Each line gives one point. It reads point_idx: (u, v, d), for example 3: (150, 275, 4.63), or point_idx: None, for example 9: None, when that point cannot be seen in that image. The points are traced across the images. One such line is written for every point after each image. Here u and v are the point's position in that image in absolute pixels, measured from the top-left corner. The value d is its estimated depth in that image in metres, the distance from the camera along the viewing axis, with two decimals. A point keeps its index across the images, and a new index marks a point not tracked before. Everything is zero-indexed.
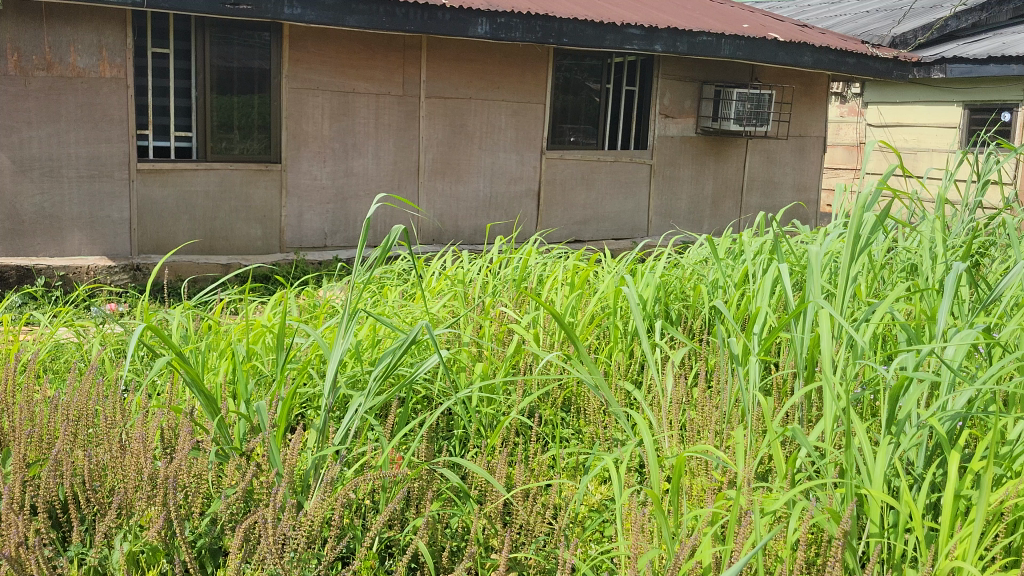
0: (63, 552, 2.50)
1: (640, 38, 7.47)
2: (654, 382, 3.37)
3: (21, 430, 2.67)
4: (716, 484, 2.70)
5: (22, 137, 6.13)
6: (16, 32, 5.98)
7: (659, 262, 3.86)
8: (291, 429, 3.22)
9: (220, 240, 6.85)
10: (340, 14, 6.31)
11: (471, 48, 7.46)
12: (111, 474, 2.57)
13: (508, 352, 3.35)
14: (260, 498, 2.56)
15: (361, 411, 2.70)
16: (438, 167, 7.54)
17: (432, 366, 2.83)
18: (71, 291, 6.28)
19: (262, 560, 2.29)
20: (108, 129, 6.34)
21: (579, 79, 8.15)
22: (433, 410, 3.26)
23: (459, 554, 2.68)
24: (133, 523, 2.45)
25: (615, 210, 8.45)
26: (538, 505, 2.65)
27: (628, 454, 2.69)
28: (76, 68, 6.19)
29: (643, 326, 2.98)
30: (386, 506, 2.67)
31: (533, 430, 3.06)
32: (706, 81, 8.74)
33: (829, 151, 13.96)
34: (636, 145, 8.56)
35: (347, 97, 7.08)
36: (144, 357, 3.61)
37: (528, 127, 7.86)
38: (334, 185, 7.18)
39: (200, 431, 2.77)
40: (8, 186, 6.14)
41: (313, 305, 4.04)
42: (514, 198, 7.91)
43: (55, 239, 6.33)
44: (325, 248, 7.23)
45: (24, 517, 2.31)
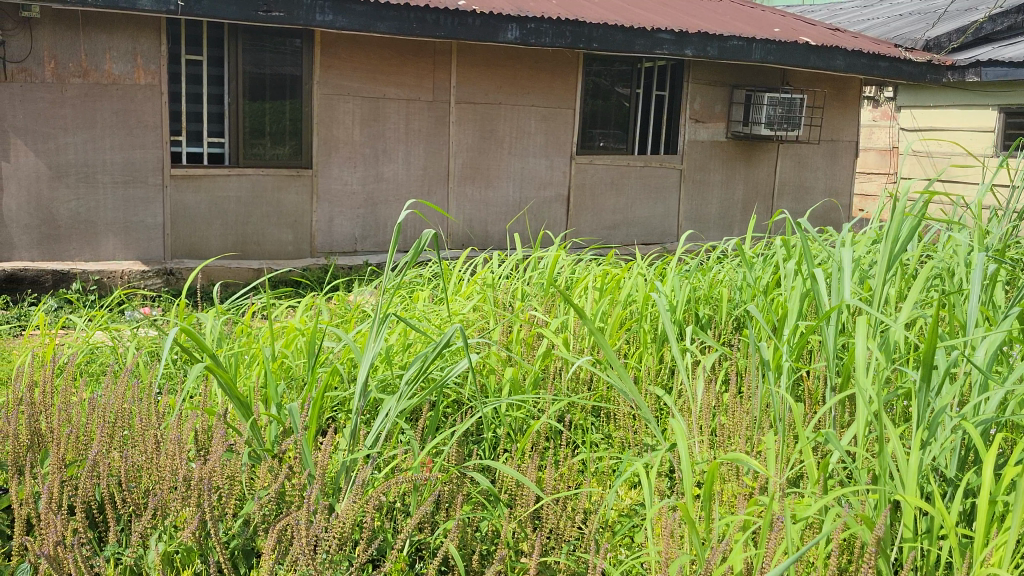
0: (99, 551, 2.54)
1: (671, 42, 7.45)
2: (684, 387, 3.37)
3: (60, 432, 2.72)
4: (748, 489, 2.69)
5: (59, 143, 6.23)
6: (53, 40, 6.08)
7: (690, 266, 3.86)
8: (323, 432, 3.23)
9: (252, 244, 6.92)
10: (371, 21, 6.35)
11: (501, 53, 7.49)
12: (146, 474, 2.61)
13: (538, 356, 3.36)
14: (292, 500, 2.58)
15: (394, 413, 2.73)
16: (468, 172, 7.56)
17: (462, 369, 2.86)
18: (106, 295, 6.37)
19: (296, 561, 2.31)
20: (142, 135, 6.42)
21: (609, 84, 8.14)
22: (462, 414, 3.28)
23: (489, 558, 2.69)
24: (167, 523, 2.48)
25: (645, 215, 8.44)
26: (568, 510, 2.66)
27: (658, 459, 2.69)
28: (111, 75, 6.27)
29: (673, 331, 2.97)
30: (418, 509, 2.69)
31: (563, 434, 3.07)
32: (737, 85, 8.70)
33: (861, 156, 13.84)
34: (666, 149, 8.53)
35: (378, 102, 7.13)
36: (177, 361, 3.65)
37: (558, 132, 7.87)
38: (365, 190, 7.22)
39: (233, 433, 2.80)
40: (45, 191, 6.24)
41: (344, 309, 4.05)
42: (544, 203, 7.92)
43: (90, 244, 6.42)
44: (355, 253, 7.27)
45: (63, 517, 2.35)
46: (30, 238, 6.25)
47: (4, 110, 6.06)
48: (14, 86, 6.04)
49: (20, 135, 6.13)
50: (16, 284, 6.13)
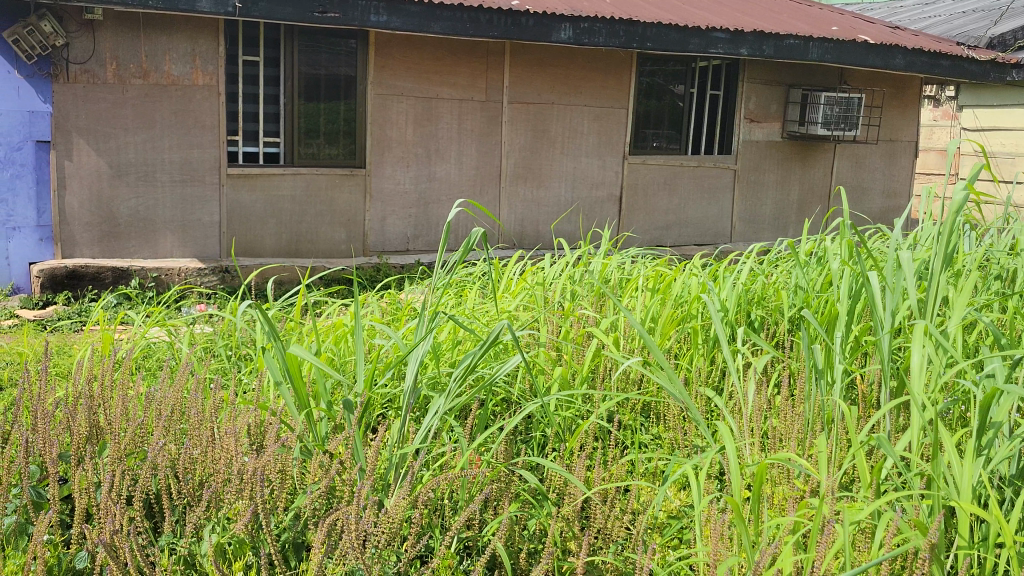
0: (156, 541, 2.60)
1: (726, 41, 7.39)
2: (735, 388, 3.34)
3: (119, 424, 2.77)
4: (799, 492, 2.66)
5: (120, 142, 6.35)
6: (115, 42, 6.21)
7: (742, 267, 3.82)
8: (373, 428, 3.26)
9: (306, 243, 7.01)
10: (425, 21, 6.39)
11: (555, 53, 7.49)
12: (202, 467, 2.65)
13: (587, 356, 3.35)
14: (342, 495, 2.60)
15: (442, 411, 2.75)
16: (520, 172, 7.57)
17: (512, 367, 2.86)
18: (164, 292, 6.50)
19: (344, 555, 2.35)
20: (200, 135, 6.53)
21: (662, 84, 8.09)
22: (511, 412, 3.29)
23: (536, 556, 2.69)
24: (222, 514, 2.54)
25: (698, 215, 8.38)
26: (616, 510, 2.66)
27: (707, 460, 2.68)
28: (170, 76, 6.39)
29: (724, 333, 2.95)
30: (466, 506, 2.71)
31: (613, 434, 3.05)
32: (794, 84, 8.59)
33: (921, 156, 13.60)
34: (720, 150, 8.47)
35: (430, 102, 7.17)
36: (232, 358, 3.71)
37: (611, 132, 7.84)
38: (417, 190, 7.27)
39: (285, 428, 2.85)
40: (106, 189, 6.37)
41: (395, 307, 4.07)
42: (596, 204, 7.90)
43: (149, 242, 6.54)
44: (407, 252, 7.32)
45: (121, 507, 2.40)
46: (91, 236, 6.39)
47: (67, 111, 6.20)
48: (77, 87, 6.18)
49: (82, 135, 6.26)
50: (77, 279, 6.28)
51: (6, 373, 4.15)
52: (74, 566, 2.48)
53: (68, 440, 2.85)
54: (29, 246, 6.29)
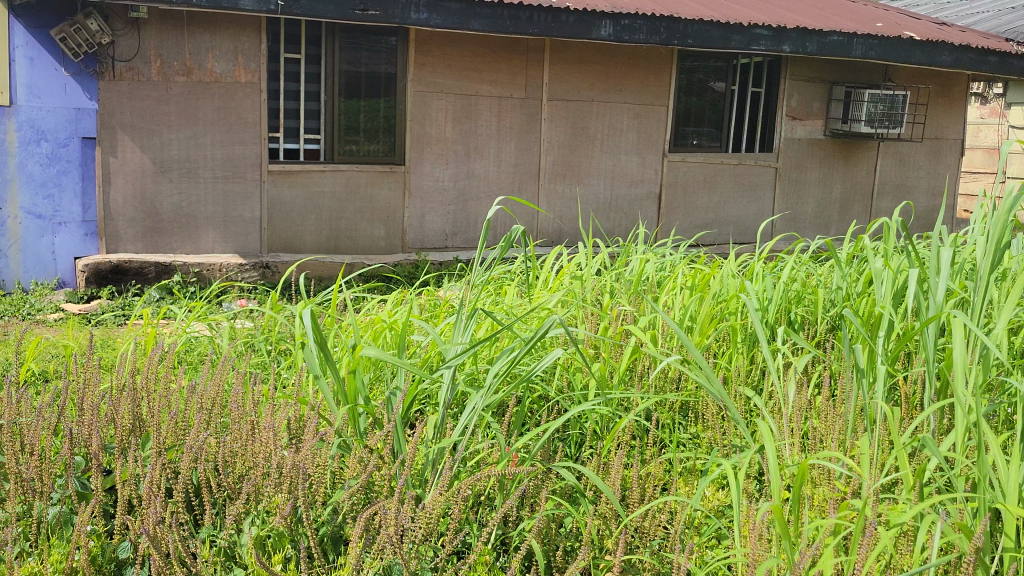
0: (197, 533, 2.63)
1: (768, 38, 7.33)
2: (775, 388, 3.30)
3: (161, 417, 2.80)
4: (841, 494, 2.63)
5: (163, 139, 6.43)
6: (159, 39, 6.28)
7: (782, 266, 3.78)
8: (410, 423, 3.27)
9: (346, 239, 7.04)
10: (465, 18, 6.39)
11: (594, 50, 7.46)
12: (242, 461, 2.67)
13: (625, 353, 3.33)
14: (380, 490, 2.61)
15: (479, 407, 2.75)
16: (559, 170, 7.56)
17: (551, 364, 2.85)
18: (205, 287, 6.58)
19: (383, 550, 2.36)
20: (242, 132, 6.60)
21: (702, 80, 8.04)
22: (549, 409, 3.28)
23: (573, 555, 2.69)
24: (261, 508, 2.56)
25: (738, 214, 8.32)
26: (653, 509, 2.64)
27: (747, 460, 2.65)
28: (213, 73, 6.46)
29: (764, 332, 2.91)
30: (504, 502, 2.72)
31: (651, 432, 3.04)
32: (837, 81, 8.49)
33: (967, 155, 13.39)
34: (761, 148, 8.40)
35: (470, 100, 7.18)
36: (272, 353, 3.74)
37: (651, 129, 7.80)
38: (456, 186, 7.29)
39: (324, 423, 2.86)
40: (149, 185, 6.45)
41: (433, 304, 4.08)
42: (635, 201, 7.87)
43: (191, 238, 6.61)
44: (445, 249, 7.34)
45: (164, 499, 2.43)
46: (135, 231, 6.47)
47: (112, 108, 6.28)
48: (122, 84, 6.27)
49: (127, 131, 6.34)
50: (121, 275, 6.37)
51: (53, 364, 4.23)
52: (117, 556, 2.52)
53: (112, 432, 2.88)
54: (75, 241, 6.40)
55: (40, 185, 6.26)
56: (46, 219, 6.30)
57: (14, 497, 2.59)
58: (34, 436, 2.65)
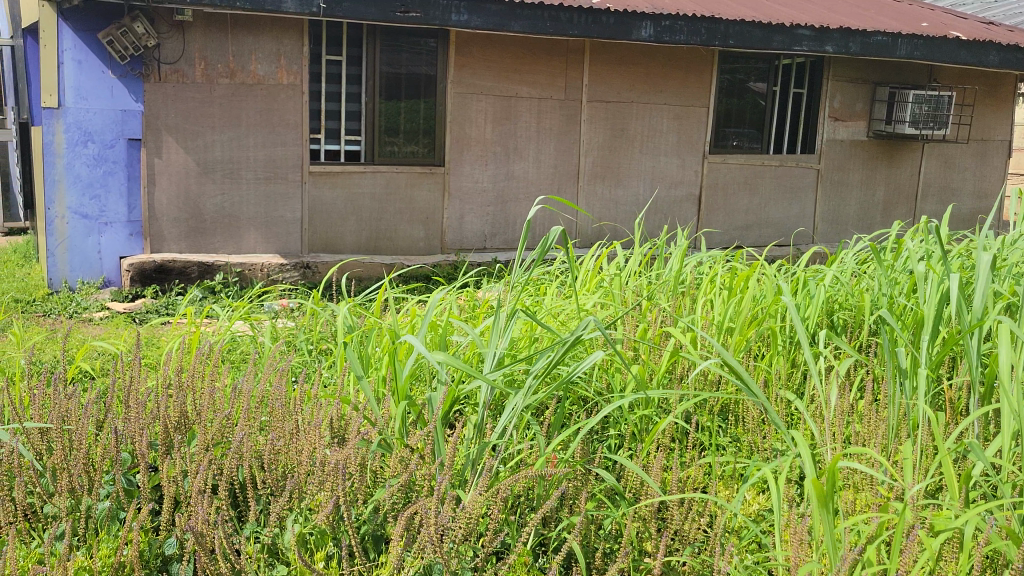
0: (241, 529, 2.67)
1: (811, 38, 7.27)
2: (817, 392, 3.27)
3: (207, 415, 2.84)
4: (884, 498, 2.61)
5: (207, 140, 6.51)
6: (204, 42, 6.37)
7: (823, 269, 3.74)
8: (450, 424, 3.28)
9: (385, 240, 7.09)
10: (505, 20, 6.40)
11: (635, 51, 7.44)
12: (284, 459, 2.70)
13: (665, 355, 3.32)
14: (421, 489, 2.63)
15: (519, 408, 2.77)
16: (598, 171, 7.55)
17: (591, 365, 2.85)
18: (247, 287, 6.66)
19: (423, 548, 2.39)
20: (284, 133, 6.66)
21: (743, 81, 7.97)
22: (587, 410, 3.28)
23: (612, 556, 2.69)
24: (304, 506, 2.59)
25: (779, 216, 8.26)
26: (692, 512, 2.64)
27: (788, 463, 2.64)
28: (256, 75, 6.53)
29: (806, 335, 2.90)
30: (542, 503, 2.73)
31: (690, 434, 3.03)
32: (880, 82, 8.39)
33: (1014, 157, 13.20)
34: (803, 149, 8.33)
35: (510, 101, 7.19)
36: (316, 353, 3.78)
37: (691, 131, 7.76)
38: (495, 188, 7.31)
39: (365, 422, 2.89)
40: (193, 186, 6.54)
41: (472, 304, 4.09)
42: (674, 203, 7.84)
43: (233, 238, 6.69)
44: (484, 250, 7.36)
45: (209, 496, 2.47)
46: (178, 232, 6.56)
47: (157, 110, 6.38)
48: (167, 86, 6.36)
49: (171, 133, 6.43)
50: (165, 274, 6.46)
51: (100, 362, 4.30)
52: (163, 552, 2.56)
53: (158, 429, 2.93)
54: (120, 241, 6.51)
55: (87, 186, 6.37)
56: (93, 219, 6.42)
57: (64, 492, 2.64)
58: (83, 432, 2.70)
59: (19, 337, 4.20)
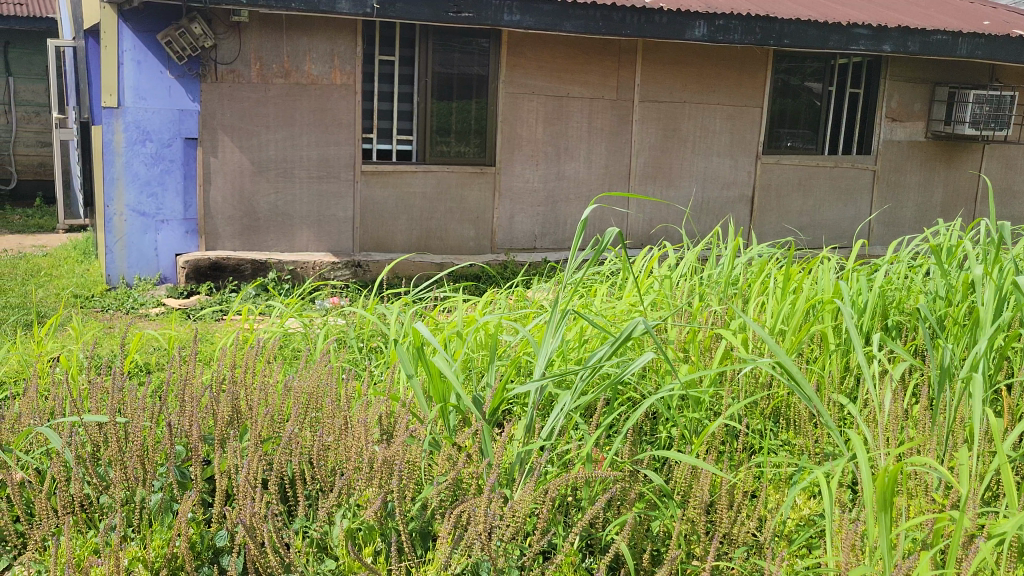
0: (291, 524, 2.69)
1: (868, 38, 7.15)
2: (871, 396, 3.22)
3: (258, 410, 2.88)
4: (938, 505, 2.55)
5: (261, 140, 6.59)
6: (259, 42, 6.45)
7: (879, 270, 3.67)
8: (498, 423, 3.28)
9: (436, 239, 7.12)
10: (558, 20, 6.39)
11: (688, 51, 7.39)
12: (333, 455, 2.71)
13: (716, 356, 3.29)
14: (469, 488, 2.63)
15: (568, 408, 2.77)
16: (649, 171, 7.51)
17: (642, 366, 2.84)
18: (299, 285, 6.73)
19: (470, 547, 2.39)
20: (337, 133, 6.72)
21: (798, 81, 7.86)
22: (637, 413, 3.26)
23: (660, 558, 2.68)
24: (352, 501, 2.61)
25: (834, 218, 8.15)
26: (741, 516, 2.62)
27: (841, 466, 2.60)
28: (311, 76, 6.59)
29: (858, 337, 2.85)
30: (590, 504, 2.71)
31: (741, 437, 2.99)
32: (939, 82, 8.24)
33: None
34: (859, 150, 8.21)
35: (561, 101, 7.19)
36: (367, 351, 3.81)
37: (744, 131, 7.69)
38: (546, 188, 7.31)
39: (414, 420, 2.90)
40: (248, 185, 6.63)
41: (522, 303, 4.08)
42: (726, 203, 7.77)
43: (286, 236, 6.77)
44: (534, 250, 7.36)
45: (259, 491, 2.50)
46: (233, 229, 6.66)
47: (213, 109, 6.48)
48: (223, 86, 6.46)
49: (227, 132, 6.53)
50: (219, 271, 6.55)
51: (156, 355, 4.40)
52: (214, 544, 2.59)
53: (211, 423, 2.97)
54: (176, 238, 6.62)
55: (144, 184, 6.49)
56: (150, 216, 6.53)
57: (119, 483, 2.68)
58: (138, 424, 2.74)
59: (79, 330, 4.31)
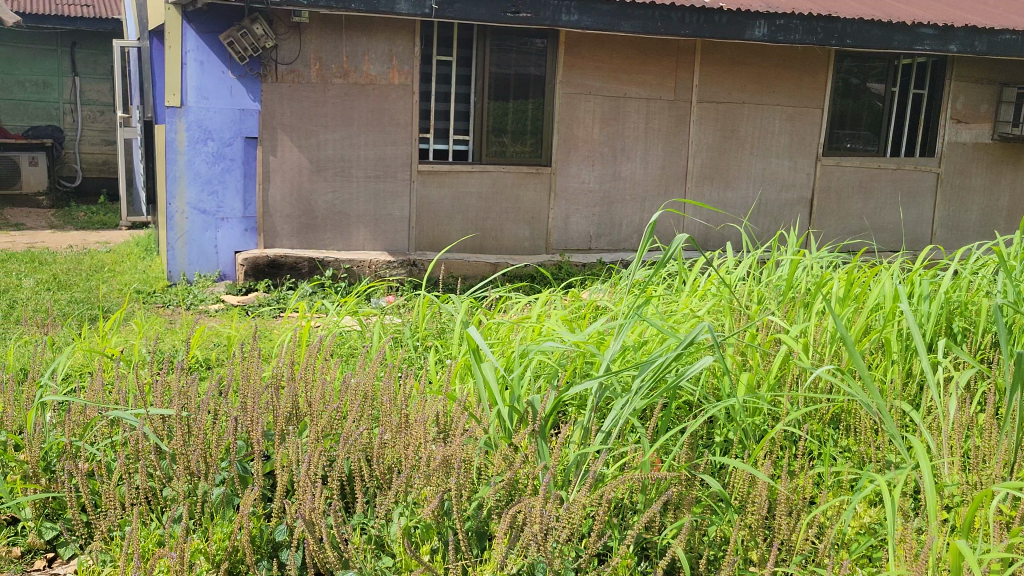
0: (349, 520, 2.72)
1: (934, 37, 7.01)
2: (935, 403, 3.15)
3: (319, 407, 2.92)
4: (1007, 517, 2.50)
5: (320, 139, 6.67)
6: (320, 43, 6.53)
7: (945, 274, 3.59)
8: (554, 426, 3.27)
9: (491, 239, 7.14)
10: (616, 19, 6.37)
11: (748, 51, 7.32)
12: (391, 453, 2.73)
13: (775, 361, 3.24)
14: (525, 488, 2.64)
15: (626, 410, 2.77)
16: (707, 173, 7.45)
17: (700, 370, 2.82)
18: (355, 283, 6.79)
19: (527, 548, 2.40)
20: (394, 133, 6.76)
21: (860, 82, 7.72)
22: (695, 416, 3.24)
23: (717, 564, 2.67)
24: (410, 499, 2.63)
25: (895, 220, 8.01)
26: (800, 523, 2.59)
27: (903, 476, 2.56)
28: (369, 76, 6.65)
29: (922, 342, 2.79)
30: (647, 507, 2.70)
31: (801, 441, 2.95)
32: (1008, 83, 8.05)
33: None
34: (922, 152, 8.06)
35: (618, 101, 7.16)
36: (426, 351, 3.83)
37: (804, 133, 7.58)
38: (602, 189, 7.28)
39: (472, 420, 2.92)
40: (307, 184, 6.71)
41: (578, 305, 4.07)
42: (786, 205, 7.67)
43: (343, 234, 6.84)
44: (589, 251, 7.34)
45: (318, 487, 2.53)
46: (291, 228, 6.74)
47: (274, 109, 6.57)
48: (284, 86, 6.55)
49: (286, 131, 6.62)
50: (277, 268, 6.65)
51: (216, 351, 4.46)
52: (274, 538, 2.63)
53: (271, 419, 3.00)
54: (235, 236, 6.71)
55: (205, 182, 6.58)
56: (210, 214, 6.63)
57: (182, 476, 2.73)
58: (200, 418, 2.79)
59: (142, 324, 4.39)
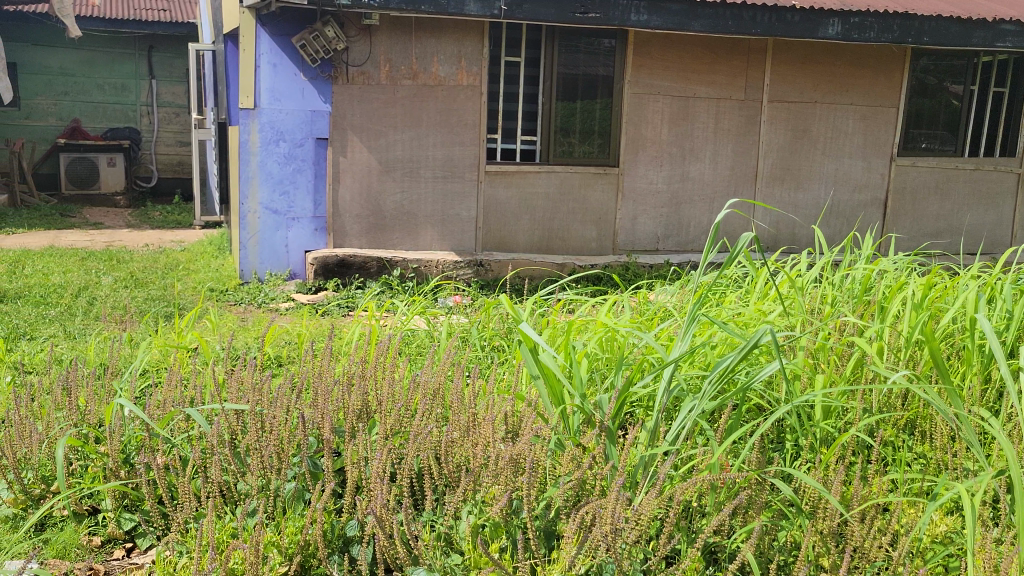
0: (417, 518, 2.74)
1: (1015, 34, 6.83)
2: (1016, 410, 3.06)
3: (387, 405, 2.96)
4: None
5: (389, 140, 6.75)
6: (389, 45, 6.60)
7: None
8: (621, 427, 3.26)
9: (558, 240, 7.15)
10: (686, 19, 6.32)
11: (820, 50, 7.20)
12: (459, 451, 2.74)
13: (848, 364, 3.19)
14: (593, 489, 2.63)
15: (693, 413, 2.74)
16: (777, 173, 7.35)
17: (770, 373, 2.78)
18: (423, 282, 6.84)
19: (595, 548, 2.38)
20: (462, 133, 6.80)
21: (938, 82, 7.54)
22: (764, 419, 3.20)
23: (787, 569, 2.63)
24: (478, 498, 2.65)
25: (973, 222, 7.83)
26: (874, 529, 2.53)
27: (983, 482, 2.48)
28: (437, 76, 6.70)
29: (1005, 347, 2.71)
30: (716, 509, 2.68)
31: (873, 445, 2.90)
32: None
33: None
34: (1002, 153, 7.94)
35: (688, 101, 7.10)
36: (492, 353, 3.84)
37: (878, 132, 7.43)
38: (669, 189, 7.24)
39: (539, 420, 2.92)
40: (375, 184, 6.79)
41: (644, 308, 4.04)
42: (858, 206, 7.53)
43: (411, 234, 6.90)
44: (657, 252, 7.30)
45: (388, 483, 2.55)
46: (360, 227, 6.83)
47: (344, 110, 6.66)
48: (354, 87, 6.64)
49: (356, 132, 6.70)
50: (346, 268, 6.70)
51: (287, 349, 4.53)
52: (345, 534, 2.67)
53: (342, 416, 3.05)
54: (306, 236, 6.81)
55: (277, 183, 6.68)
56: (281, 214, 6.73)
57: (256, 471, 2.79)
58: (274, 414, 2.86)
59: (216, 323, 4.48)
